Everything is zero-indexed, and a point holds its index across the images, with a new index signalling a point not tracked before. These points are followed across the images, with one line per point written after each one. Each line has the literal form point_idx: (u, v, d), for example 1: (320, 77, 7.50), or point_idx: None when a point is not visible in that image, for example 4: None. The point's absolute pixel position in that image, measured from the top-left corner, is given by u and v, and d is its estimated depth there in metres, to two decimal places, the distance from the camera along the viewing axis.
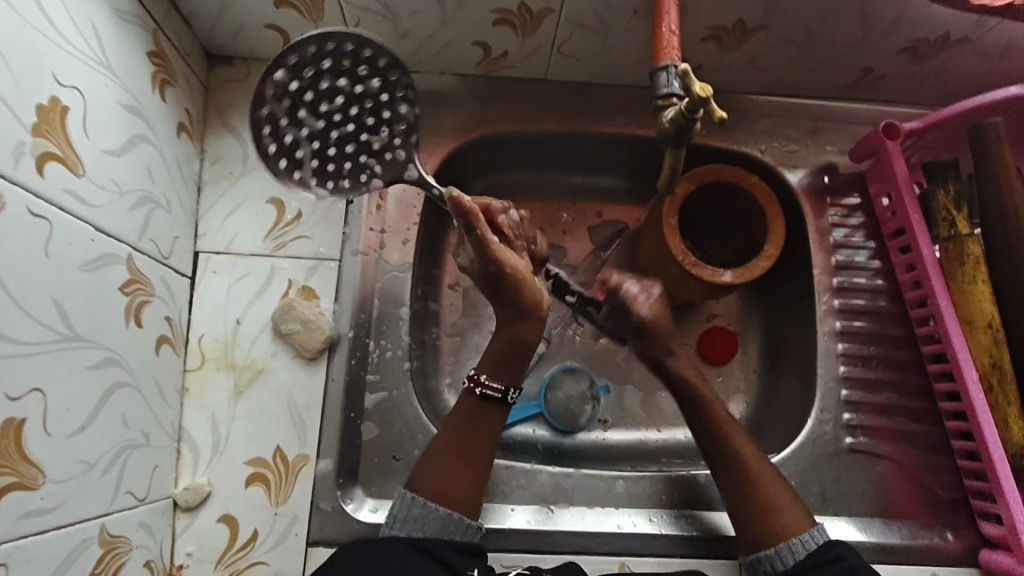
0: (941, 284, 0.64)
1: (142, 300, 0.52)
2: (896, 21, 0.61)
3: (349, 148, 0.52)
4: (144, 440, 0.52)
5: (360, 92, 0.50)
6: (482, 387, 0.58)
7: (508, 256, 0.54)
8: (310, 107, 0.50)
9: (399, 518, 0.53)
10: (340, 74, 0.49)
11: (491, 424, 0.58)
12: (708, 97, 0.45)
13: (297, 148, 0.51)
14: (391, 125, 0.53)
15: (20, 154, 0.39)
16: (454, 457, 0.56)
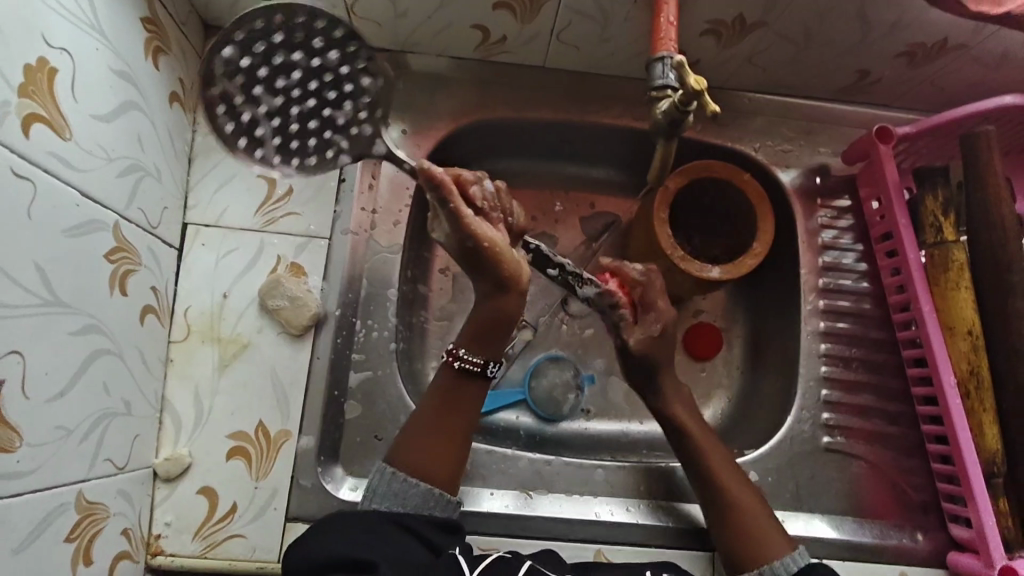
0: (924, 289, 0.65)
1: (128, 269, 0.52)
2: (894, 24, 0.61)
3: (311, 125, 0.51)
4: (125, 409, 0.52)
5: (316, 66, 0.49)
6: (461, 361, 0.58)
7: (484, 230, 0.52)
8: (265, 84, 0.49)
9: (379, 492, 0.53)
10: (293, 49, 0.48)
11: (474, 402, 0.58)
12: (702, 89, 0.45)
13: (256, 127, 0.50)
14: (354, 99, 0.52)
15: (4, 115, 0.38)
16: (432, 436, 0.56)
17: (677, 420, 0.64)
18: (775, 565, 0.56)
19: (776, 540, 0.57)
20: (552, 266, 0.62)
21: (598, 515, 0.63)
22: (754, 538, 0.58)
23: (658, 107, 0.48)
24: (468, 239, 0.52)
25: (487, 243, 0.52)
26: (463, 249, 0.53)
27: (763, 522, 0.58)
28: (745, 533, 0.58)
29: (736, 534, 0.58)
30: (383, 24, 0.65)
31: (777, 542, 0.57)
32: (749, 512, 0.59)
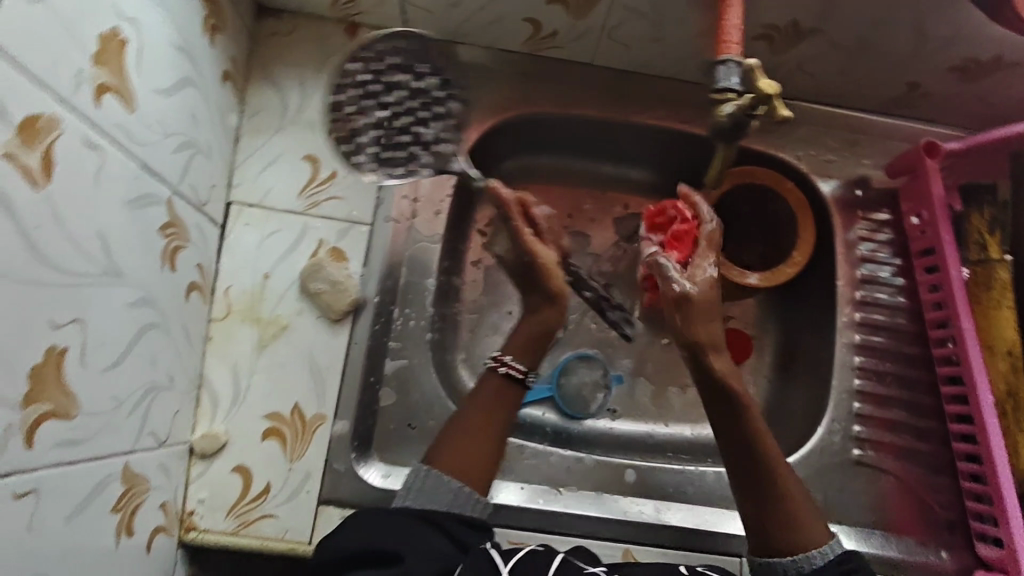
0: (965, 306, 0.65)
1: (178, 245, 0.52)
2: (951, 38, 0.61)
3: (406, 136, 0.61)
4: (168, 383, 0.52)
5: (416, 87, 0.60)
6: (506, 368, 0.59)
7: (538, 248, 0.59)
8: (374, 99, 0.58)
9: (413, 490, 0.53)
10: (400, 73, 0.59)
11: (512, 404, 0.59)
12: (774, 93, 0.46)
13: (361, 135, 0.60)
14: (440, 120, 0.63)
15: (79, 83, 0.37)
16: (470, 438, 0.56)
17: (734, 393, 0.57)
18: (808, 555, 0.53)
19: (816, 531, 0.54)
20: (587, 291, 0.71)
21: (627, 514, 0.64)
22: (793, 525, 0.54)
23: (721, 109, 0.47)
24: (527, 255, 0.59)
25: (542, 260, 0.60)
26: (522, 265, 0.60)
27: (804, 509, 0.55)
28: (785, 517, 0.54)
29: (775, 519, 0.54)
30: (435, 12, 0.65)
31: (817, 533, 0.54)
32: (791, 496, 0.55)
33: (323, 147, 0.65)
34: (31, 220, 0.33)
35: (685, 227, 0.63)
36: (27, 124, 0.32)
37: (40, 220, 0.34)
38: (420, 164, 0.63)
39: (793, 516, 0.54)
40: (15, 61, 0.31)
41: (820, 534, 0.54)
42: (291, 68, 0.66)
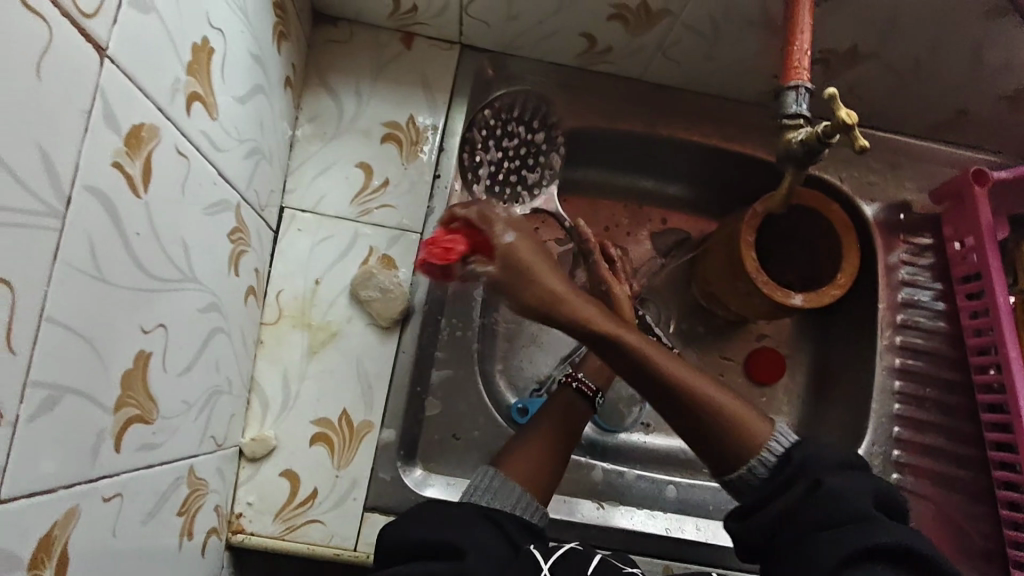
0: (1012, 333, 0.65)
1: (241, 250, 0.53)
2: (1006, 68, 0.61)
3: (513, 177, 0.72)
4: (227, 387, 0.53)
5: (531, 139, 0.72)
6: (578, 383, 0.64)
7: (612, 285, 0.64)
8: (496, 142, 0.71)
9: (481, 487, 0.55)
10: (518, 125, 0.72)
11: (578, 423, 0.63)
12: (853, 123, 0.45)
13: (480, 167, 0.71)
14: (543, 168, 0.74)
15: (175, 92, 0.38)
16: (534, 451, 0.59)
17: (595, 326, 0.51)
18: (752, 465, 0.49)
19: (754, 431, 0.50)
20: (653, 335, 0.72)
21: (669, 529, 0.65)
22: (733, 434, 0.50)
23: (795, 138, 0.50)
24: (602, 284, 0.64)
25: (617, 295, 0.64)
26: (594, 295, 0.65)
27: (735, 413, 0.50)
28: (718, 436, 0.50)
29: (712, 440, 0.50)
30: (491, 25, 0.65)
31: (759, 437, 0.49)
32: (712, 409, 0.50)
33: (376, 155, 0.66)
34: (132, 227, 0.34)
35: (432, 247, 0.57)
36: (134, 133, 0.33)
37: (139, 229, 0.35)
38: (524, 201, 0.73)
39: (723, 430, 0.50)
40: (126, 71, 0.32)
41: (760, 434, 0.50)
42: (347, 76, 0.67)
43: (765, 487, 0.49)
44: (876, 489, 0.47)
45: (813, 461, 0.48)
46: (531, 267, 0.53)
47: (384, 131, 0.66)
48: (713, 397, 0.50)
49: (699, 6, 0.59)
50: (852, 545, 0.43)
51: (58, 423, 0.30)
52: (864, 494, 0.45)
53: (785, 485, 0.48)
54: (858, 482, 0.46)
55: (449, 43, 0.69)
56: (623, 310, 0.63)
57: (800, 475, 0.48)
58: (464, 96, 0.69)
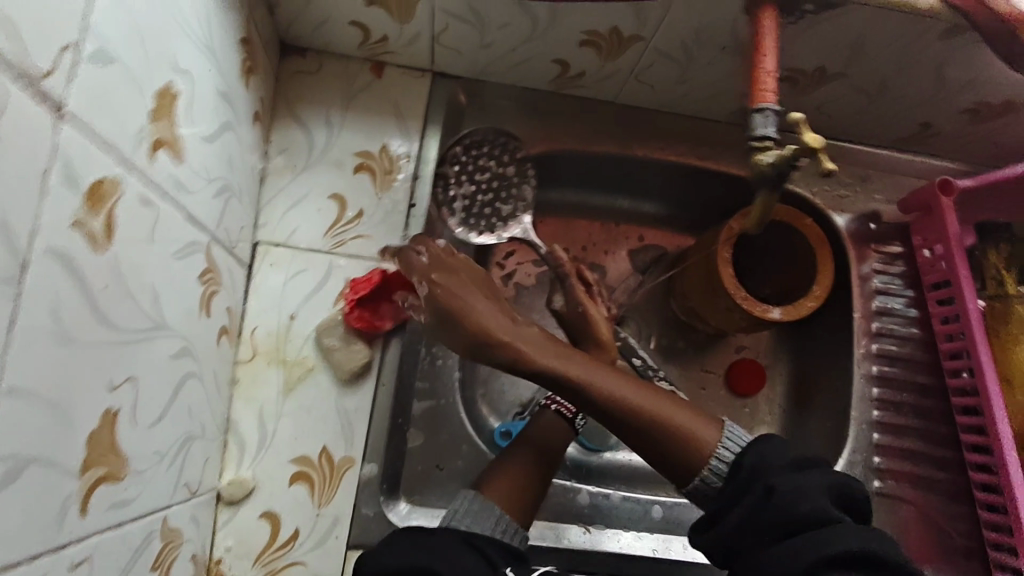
0: (983, 339, 0.65)
1: (213, 290, 0.52)
2: (968, 85, 0.62)
3: (487, 210, 0.68)
4: (201, 432, 0.52)
5: (503, 173, 0.69)
6: (557, 405, 0.64)
7: (588, 303, 0.65)
8: (468, 175, 0.69)
9: (460, 512, 0.54)
10: (489, 159, 0.69)
11: (560, 446, 0.63)
12: (819, 147, 0.45)
13: (454, 201, 0.68)
14: (517, 201, 0.68)
15: (140, 141, 0.37)
16: (515, 472, 0.59)
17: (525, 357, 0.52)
18: (705, 475, 0.49)
19: (703, 436, 0.49)
20: (637, 358, 0.72)
21: (656, 551, 0.64)
22: (682, 442, 0.49)
23: (761, 155, 0.50)
24: (580, 305, 0.65)
25: (593, 316, 0.65)
26: (572, 316, 0.66)
27: (684, 422, 0.50)
28: (666, 447, 0.49)
29: (661, 452, 0.50)
30: (463, 53, 0.64)
31: (708, 443, 0.49)
32: (655, 421, 0.50)
33: (349, 186, 0.66)
34: (98, 283, 0.33)
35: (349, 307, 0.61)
36: (95, 189, 0.32)
37: (105, 285, 0.34)
38: (498, 232, 0.68)
39: (671, 439, 0.49)
40: (85, 126, 0.31)
41: (709, 440, 0.49)
42: (316, 107, 0.66)
43: (721, 495, 0.48)
44: (832, 485, 0.45)
45: (764, 464, 0.47)
46: (458, 305, 0.54)
47: (356, 161, 0.66)
48: (655, 407, 0.50)
49: (671, 33, 0.58)
50: (815, 555, 0.42)
51: (20, 497, 0.29)
52: (819, 494, 0.44)
53: (740, 492, 0.47)
54: (815, 481, 0.45)
55: (421, 71, 0.69)
56: (599, 330, 0.65)
57: (754, 479, 0.46)
58: (436, 124, 0.69)
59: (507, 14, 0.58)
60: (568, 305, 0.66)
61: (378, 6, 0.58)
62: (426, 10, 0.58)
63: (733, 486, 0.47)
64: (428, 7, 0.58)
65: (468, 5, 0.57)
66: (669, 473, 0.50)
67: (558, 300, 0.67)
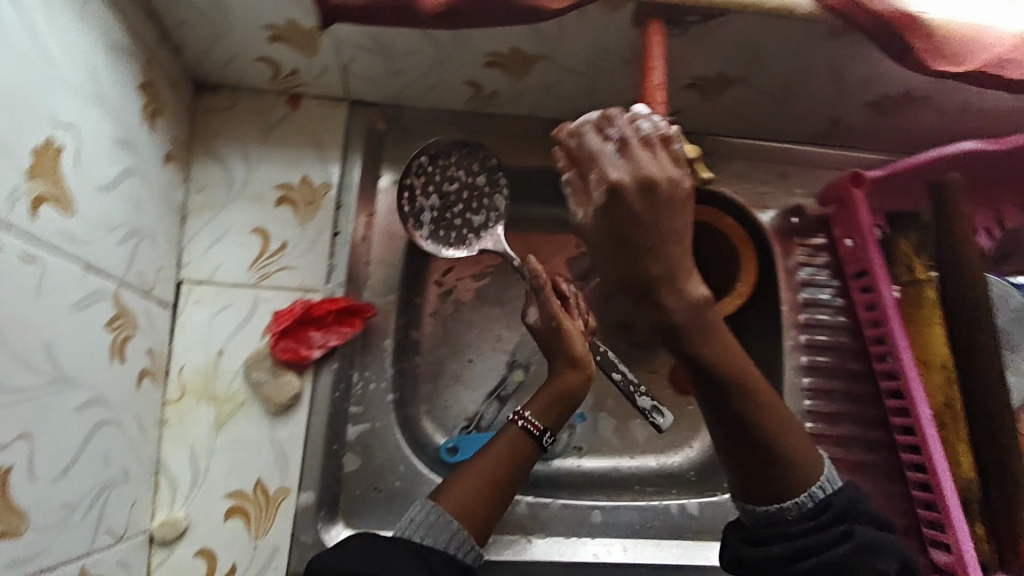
0: (901, 323, 0.67)
1: (127, 335, 0.52)
2: (867, 82, 0.63)
3: (457, 221, 0.68)
4: (123, 478, 0.53)
5: (474, 183, 0.69)
6: (524, 422, 0.60)
7: (562, 315, 0.62)
8: (437, 186, 0.68)
9: (415, 522, 0.53)
10: (460, 169, 0.68)
11: (523, 461, 0.60)
12: (698, 157, 0.50)
13: (422, 212, 0.68)
14: (489, 212, 0.68)
15: (15, 200, 0.38)
16: (478, 474, 0.57)
17: (725, 360, 0.50)
18: (787, 505, 0.51)
19: (808, 465, 0.51)
20: (616, 373, 0.68)
21: (596, 555, 0.65)
22: (790, 467, 0.51)
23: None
24: (553, 319, 0.62)
25: (567, 330, 0.62)
26: (543, 329, 0.63)
27: (797, 449, 0.51)
28: (771, 468, 0.51)
29: (751, 468, 0.51)
30: (376, 81, 0.65)
31: (811, 472, 0.51)
32: (775, 441, 0.51)
33: (272, 218, 0.66)
34: None
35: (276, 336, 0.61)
36: None
37: None
38: (469, 244, 0.68)
39: (773, 463, 0.51)
40: None
41: (811, 475, 0.51)
42: (233, 142, 0.67)
43: (797, 525, 0.50)
44: (900, 553, 0.50)
45: (853, 508, 0.51)
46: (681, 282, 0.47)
47: (277, 194, 0.67)
48: (779, 434, 0.51)
49: (570, 52, 0.59)
50: None
51: None
52: (892, 558, 0.49)
53: (820, 526, 0.50)
54: (887, 543, 0.50)
55: (337, 100, 0.70)
56: (574, 345, 0.62)
57: (838, 520, 0.50)
58: (357, 151, 0.69)
59: (409, 43, 0.58)
60: (543, 319, 0.62)
61: (281, 42, 0.59)
62: (328, 43, 0.59)
63: (815, 522, 0.50)
64: (330, 42, 0.58)
65: (369, 37, 0.58)
66: (755, 495, 0.52)
67: (533, 313, 0.64)
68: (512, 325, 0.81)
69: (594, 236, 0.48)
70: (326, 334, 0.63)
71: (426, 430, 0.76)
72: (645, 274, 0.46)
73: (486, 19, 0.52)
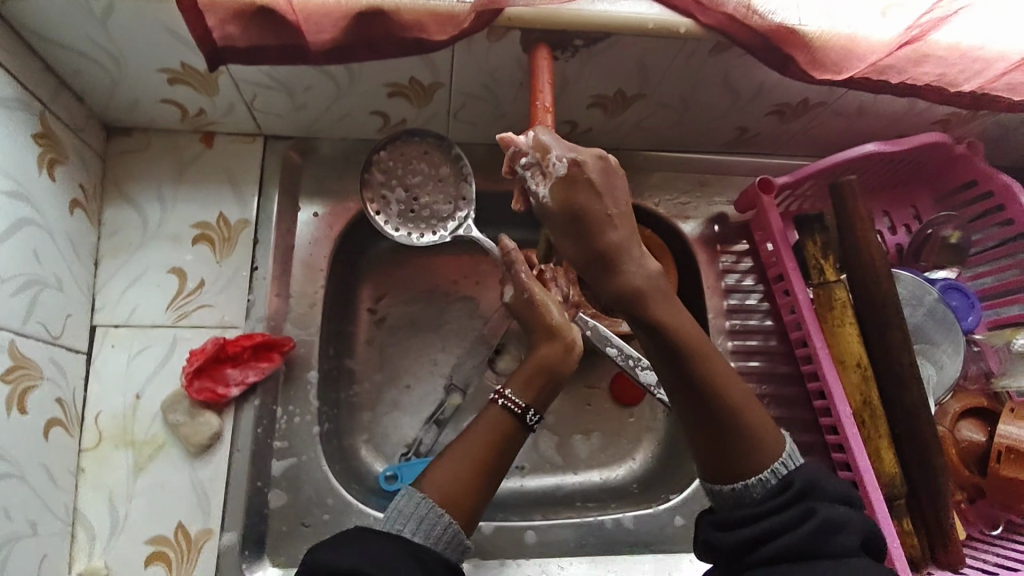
0: (815, 325, 0.68)
1: (28, 385, 0.53)
2: (759, 91, 0.65)
3: (427, 212, 0.68)
4: (31, 530, 0.52)
5: (440, 174, 0.68)
6: (504, 399, 0.58)
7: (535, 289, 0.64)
8: (402, 178, 0.68)
9: (402, 515, 0.50)
10: (423, 161, 0.68)
11: (507, 444, 0.57)
12: None
13: (389, 204, 0.68)
14: (456, 200, 0.68)
15: None
16: (462, 460, 0.54)
17: (681, 332, 0.52)
18: (750, 482, 0.50)
19: (770, 443, 0.51)
20: (611, 346, 0.68)
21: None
22: (752, 444, 0.51)
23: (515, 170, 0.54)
24: (524, 291, 0.63)
25: (540, 300, 0.63)
26: (517, 304, 0.64)
27: (760, 427, 0.51)
28: (732, 442, 0.51)
29: (714, 443, 0.51)
30: (284, 115, 0.67)
31: (773, 450, 0.51)
32: (736, 419, 0.51)
33: (188, 258, 0.66)
34: None
35: (202, 370, 0.62)
36: None
37: None
38: (440, 232, 0.68)
39: (734, 437, 0.51)
40: None
41: (774, 452, 0.51)
42: (147, 184, 0.67)
43: (761, 504, 0.49)
44: (866, 529, 0.48)
45: (817, 485, 0.49)
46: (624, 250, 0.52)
47: (193, 232, 0.67)
48: (742, 412, 0.51)
49: (465, 77, 0.61)
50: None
51: None
52: (856, 534, 0.47)
53: (784, 507, 0.48)
54: (855, 521, 0.48)
55: (251, 135, 0.70)
56: (548, 315, 0.63)
57: (801, 499, 0.48)
58: (273, 185, 0.70)
59: (306, 78, 0.60)
60: (516, 293, 0.64)
61: (180, 83, 0.60)
62: (226, 82, 0.60)
63: (781, 501, 0.48)
64: (228, 80, 0.60)
65: (266, 74, 0.59)
66: (717, 474, 0.52)
67: (507, 291, 0.65)
68: (447, 348, 0.81)
69: (555, 213, 0.52)
70: (242, 371, 0.63)
71: (365, 459, 0.76)
72: (601, 244, 0.52)
73: (370, 53, 0.54)
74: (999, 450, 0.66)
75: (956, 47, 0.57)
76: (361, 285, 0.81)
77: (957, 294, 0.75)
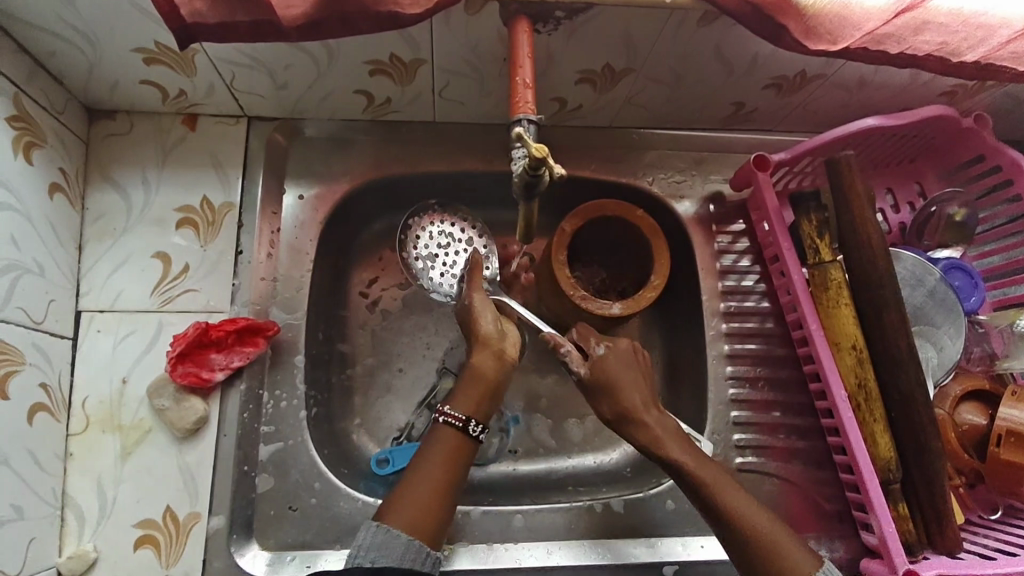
0: (810, 307, 0.66)
1: (9, 370, 0.53)
2: (753, 63, 0.63)
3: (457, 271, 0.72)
4: (16, 514, 0.53)
5: (460, 238, 0.73)
6: (445, 417, 0.59)
7: (480, 304, 0.63)
8: (437, 242, 0.72)
9: (364, 545, 0.52)
10: (455, 230, 0.73)
11: (460, 462, 0.58)
12: (544, 156, 0.47)
13: (424, 263, 0.71)
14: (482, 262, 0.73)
15: None
16: (415, 484, 0.56)
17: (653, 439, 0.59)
18: None
19: (797, 558, 0.54)
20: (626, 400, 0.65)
21: (519, 561, 0.65)
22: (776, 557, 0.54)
23: (550, 175, 0.50)
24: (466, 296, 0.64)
25: (478, 308, 0.63)
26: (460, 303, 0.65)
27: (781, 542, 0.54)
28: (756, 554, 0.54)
29: (755, 557, 0.54)
30: (267, 96, 0.66)
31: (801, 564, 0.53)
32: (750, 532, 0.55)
33: (172, 243, 0.66)
34: None
35: (191, 361, 0.62)
36: None
37: None
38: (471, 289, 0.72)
39: (769, 548, 0.54)
40: None
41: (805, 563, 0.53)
42: (130, 168, 0.66)
43: None
44: None
45: None
46: (617, 384, 0.62)
47: (177, 216, 0.66)
48: (756, 524, 0.55)
49: (447, 52, 0.60)
50: None
51: None
52: None
53: None
54: None
55: (234, 117, 0.69)
56: (479, 324, 0.63)
57: None
58: (257, 168, 0.69)
59: (285, 56, 0.59)
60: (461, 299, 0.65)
61: (157, 63, 0.59)
62: (203, 60, 0.59)
63: None
64: (205, 59, 0.59)
65: (241, 52, 0.58)
66: None
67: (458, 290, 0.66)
68: (440, 332, 0.80)
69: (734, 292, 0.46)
70: (227, 355, 0.63)
71: (358, 443, 0.75)
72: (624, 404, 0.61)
73: (345, 28, 0.52)
74: (999, 433, 0.64)
75: (956, 13, 0.55)
76: (354, 269, 0.80)
77: (960, 274, 0.72)
